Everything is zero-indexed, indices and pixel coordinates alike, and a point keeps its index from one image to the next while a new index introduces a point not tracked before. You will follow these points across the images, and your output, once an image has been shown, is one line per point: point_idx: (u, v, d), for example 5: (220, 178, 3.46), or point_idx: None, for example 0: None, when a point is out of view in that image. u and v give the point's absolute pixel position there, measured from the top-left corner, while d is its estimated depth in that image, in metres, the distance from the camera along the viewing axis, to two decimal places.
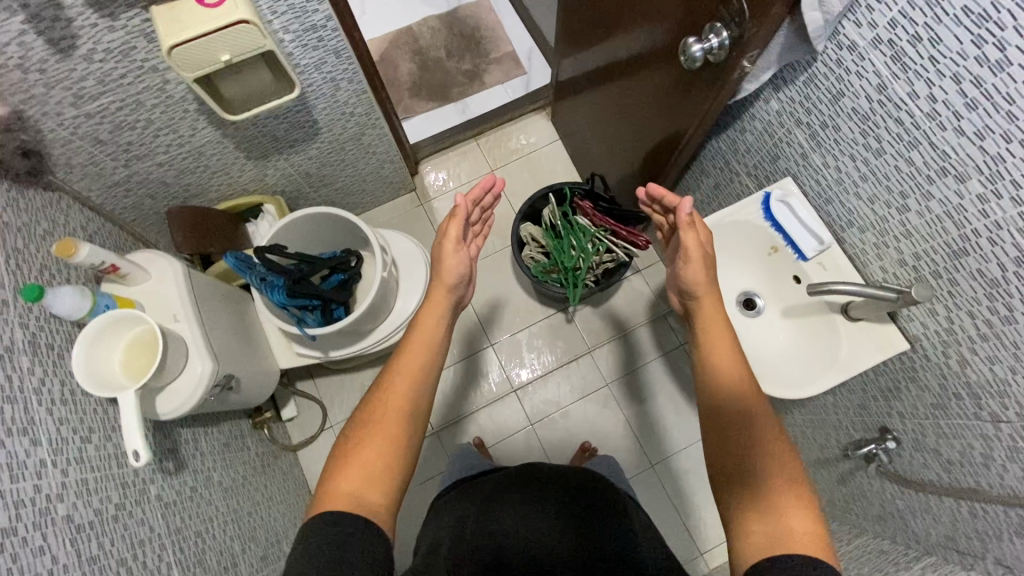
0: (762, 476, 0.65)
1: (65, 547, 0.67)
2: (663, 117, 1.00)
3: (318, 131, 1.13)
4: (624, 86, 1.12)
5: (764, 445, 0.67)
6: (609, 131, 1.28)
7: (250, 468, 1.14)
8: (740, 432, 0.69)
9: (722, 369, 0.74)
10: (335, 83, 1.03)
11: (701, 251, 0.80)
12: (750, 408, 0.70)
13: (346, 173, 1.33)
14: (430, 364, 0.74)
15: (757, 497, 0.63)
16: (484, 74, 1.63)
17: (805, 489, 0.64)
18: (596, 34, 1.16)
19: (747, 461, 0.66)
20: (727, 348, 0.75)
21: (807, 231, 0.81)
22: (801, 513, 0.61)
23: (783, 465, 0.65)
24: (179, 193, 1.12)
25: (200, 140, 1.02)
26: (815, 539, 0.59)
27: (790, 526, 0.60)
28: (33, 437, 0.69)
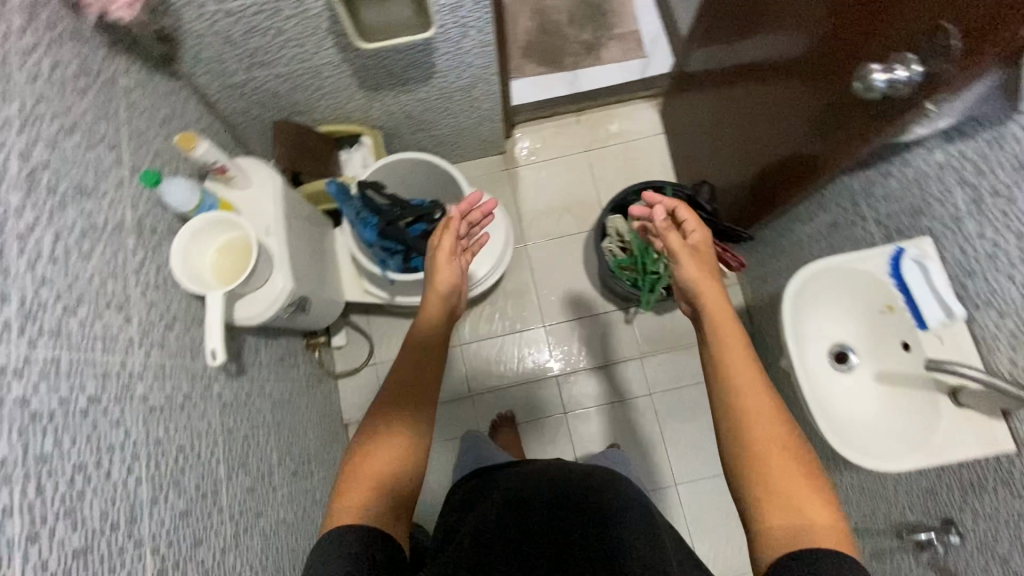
0: (780, 480, 0.61)
1: (138, 424, 0.70)
2: (797, 139, 0.93)
3: (433, 74, 1.11)
4: (758, 96, 1.04)
5: (779, 449, 0.63)
6: (725, 139, 1.21)
7: (296, 386, 1.18)
8: (766, 427, 0.64)
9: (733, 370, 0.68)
10: (465, 30, 1.00)
11: (709, 269, 0.77)
12: (755, 411, 0.65)
13: (446, 122, 1.30)
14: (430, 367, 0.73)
15: (773, 496, 0.61)
16: (602, 48, 1.56)
17: (823, 480, 0.62)
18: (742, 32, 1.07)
19: (762, 463, 0.62)
20: (740, 345, 0.69)
21: (937, 299, 0.74)
22: (820, 511, 0.59)
23: (803, 467, 0.62)
24: (288, 107, 1.12)
25: (321, 59, 1.01)
26: (837, 535, 0.58)
27: (808, 522, 0.59)
28: (125, 315, 0.72)
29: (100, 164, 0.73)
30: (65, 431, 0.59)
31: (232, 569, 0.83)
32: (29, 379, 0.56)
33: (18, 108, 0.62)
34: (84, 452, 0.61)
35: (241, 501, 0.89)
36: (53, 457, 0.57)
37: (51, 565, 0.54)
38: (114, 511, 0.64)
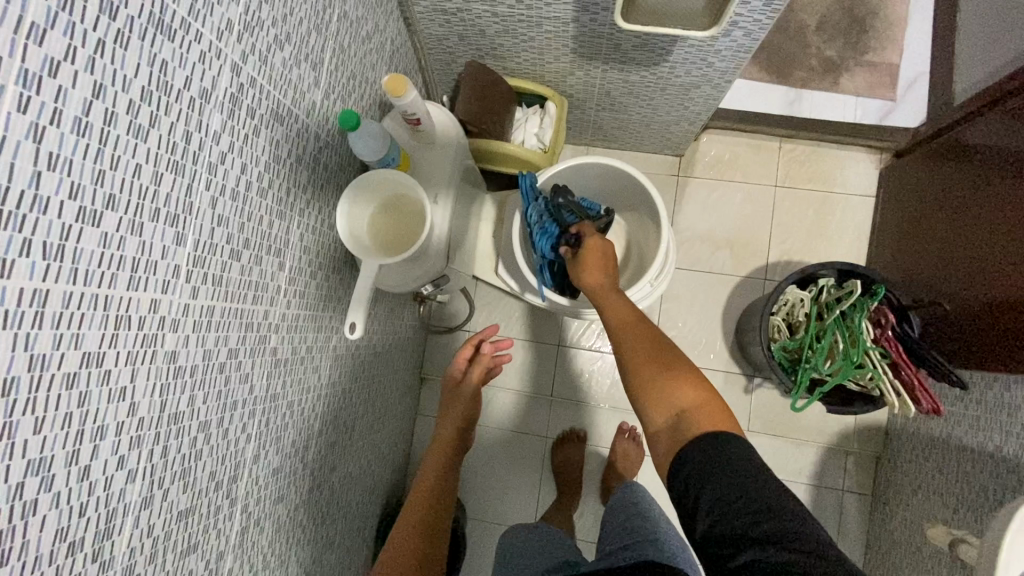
0: (655, 395, 0.62)
1: (262, 378, 0.65)
2: None
3: (661, 63, 0.93)
4: None
5: (649, 357, 0.65)
6: (968, 249, 0.98)
7: (395, 339, 1.13)
8: (639, 345, 0.67)
9: (612, 317, 0.72)
10: (728, 30, 0.81)
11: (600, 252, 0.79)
12: (630, 340, 0.68)
13: (642, 111, 1.12)
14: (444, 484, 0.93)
15: (650, 395, 0.63)
16: (842, 73, 1.29)
17: (691, 365, 0.64)
18: None
19: (637, 375, 0.65)
20: (610, 293, 0.74)
21: None
22: (686, 398, 0.61)
23: (675, 368, 0.64)
24: (487, 47, 0.98)
25: (549, 13, 0.85)
26: (704, 408, 0.60)
27: (680, 405, 0.60)
28: (281, 260, 0.65)
29: (300, 85, 0.64)
30: (200, 387, 0.54)
31: (301, 524, 0.81)
32: (184, 330, 0.51)
33: (244, 10, 0.52)
34: (210, 410, 0.57)
35: (323, 455, 0.87)
36: (184, 416, 0.53)
37: (156, 528, 0.51)
38: (221, 470, 0.60)
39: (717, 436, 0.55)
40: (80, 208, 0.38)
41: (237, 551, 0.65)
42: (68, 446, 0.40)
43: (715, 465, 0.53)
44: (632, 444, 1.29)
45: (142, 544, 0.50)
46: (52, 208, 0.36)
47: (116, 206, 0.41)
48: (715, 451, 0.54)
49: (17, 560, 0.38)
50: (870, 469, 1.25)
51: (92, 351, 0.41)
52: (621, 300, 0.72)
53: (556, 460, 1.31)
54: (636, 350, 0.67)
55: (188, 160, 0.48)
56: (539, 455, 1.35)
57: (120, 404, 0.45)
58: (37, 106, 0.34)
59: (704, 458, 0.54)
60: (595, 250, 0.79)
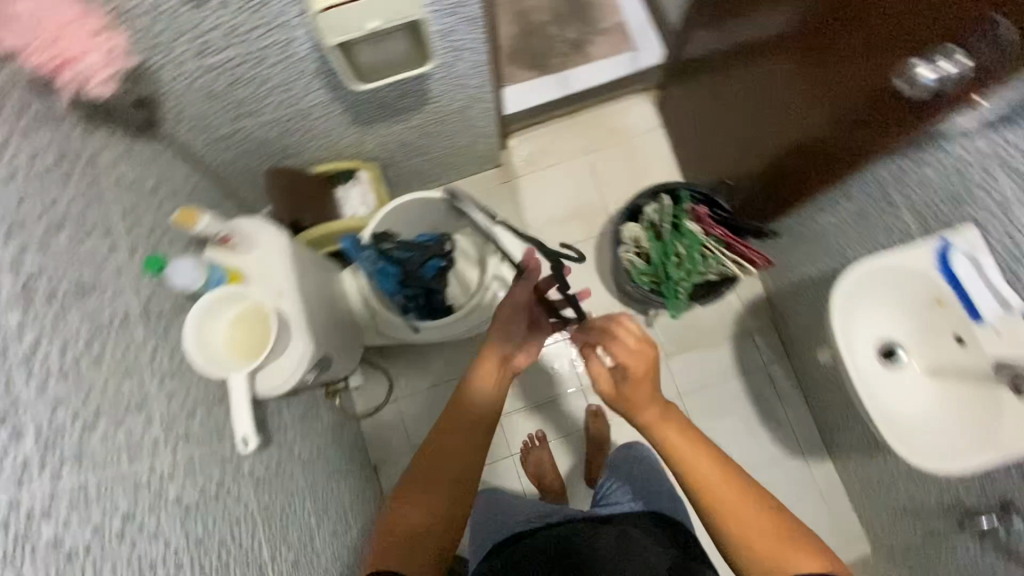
0: (761, 545, 0.70)
1: (176, 529, 0.66)
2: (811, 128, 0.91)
3: (427, 101, 1.06)
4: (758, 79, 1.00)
5: (754, 512, 0.71)
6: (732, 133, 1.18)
7: (323, 440, 1.14)
8: (740, 511, 0.71)
9: (704, 480, 0.73)
10: (458, 54, 0.95)
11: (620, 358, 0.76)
12: (716, 481, 0.72)
13: (441, 144, 1.24)
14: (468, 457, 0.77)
15: (763, 560, 0.69)
16: (589, 46, 1.50)
17: (796, 527, 0.71)
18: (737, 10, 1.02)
19: (745, 540, 0.70)
20: (678, 428, 0.75)
21: (989, 290, 0.72)
22: (794, 555, 0.69)
23: (782, 525, 0.70)
24: (278, 151, 1.06)
25: (310, 102, 0.95)
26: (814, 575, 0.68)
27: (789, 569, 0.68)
28: (146, 414, 0.67)
29: (95, 254, 0.67)
30: (104, 563, 0.55)
31: None
32: (60, 513, 0.52)
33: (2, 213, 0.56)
34: None
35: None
36: None
37: None
38: None
39: None
40: None
41: None
42: None
43: None
44: (603, 420, 1.37)
45: None
46: None
47: None
48: None
49: None
50: (776, 337, 1.40)
51: None
52: (720, 463, 0.74)
53: (529, 470, 1.35)
54: (733, 511, 0.71)
55: None
56: (513, 474, 1.38)
57: None
58: None
59: None
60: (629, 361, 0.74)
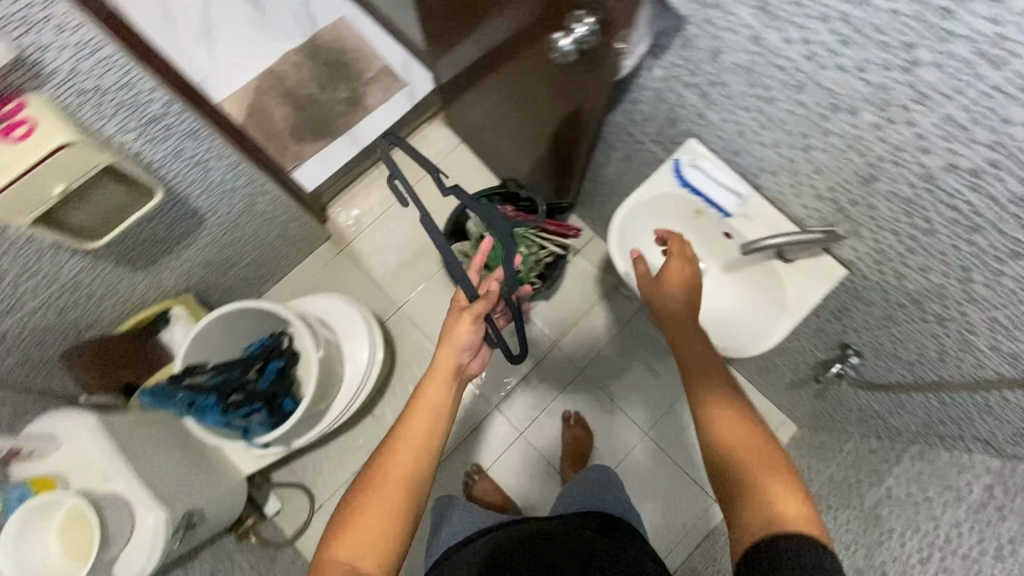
0: (762, 489, 0.60)
1: None
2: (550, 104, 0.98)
3: (202, 218, 1.04)
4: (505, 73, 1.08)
5: (745, 430, 0.65)
6: (509, 127, 1.25)
7: None
8: (751, 452, 0.63)
9: (722, 428, 0.66)
10: (203, 165, 0.94)
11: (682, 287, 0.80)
12: (722, 403, 0.68)
13: (250, 247, 1.22)
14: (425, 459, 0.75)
15: (753, 499, 0.60)
16: (364, 98, 1.52)
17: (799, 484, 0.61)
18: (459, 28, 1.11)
19: (740, 486, 0.62)
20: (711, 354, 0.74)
21: (722, 187, 0.80)
22: (777, 477, 0.61)
23: (779, 470, 0.62)
24: (69, 329, 0.99)
25: (71, 271, 0.90)
26: (804, 510, 0.58)
27: (763, 501, 0.59)
28: None
29: None
30: None
31: None
32: None
33: None
34: None
35: None
36: None
37: None
38: None
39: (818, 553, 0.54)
40: None
41: None
42: None
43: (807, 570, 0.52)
44: (580, 428, 1.38)
45: None
46: None
47: None
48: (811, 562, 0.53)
49: None
50: None
51: None
52: (743, 412, 0.67)
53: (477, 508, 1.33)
54: (731, 447, 0.64)
55: None
56: None
57: None
58: None
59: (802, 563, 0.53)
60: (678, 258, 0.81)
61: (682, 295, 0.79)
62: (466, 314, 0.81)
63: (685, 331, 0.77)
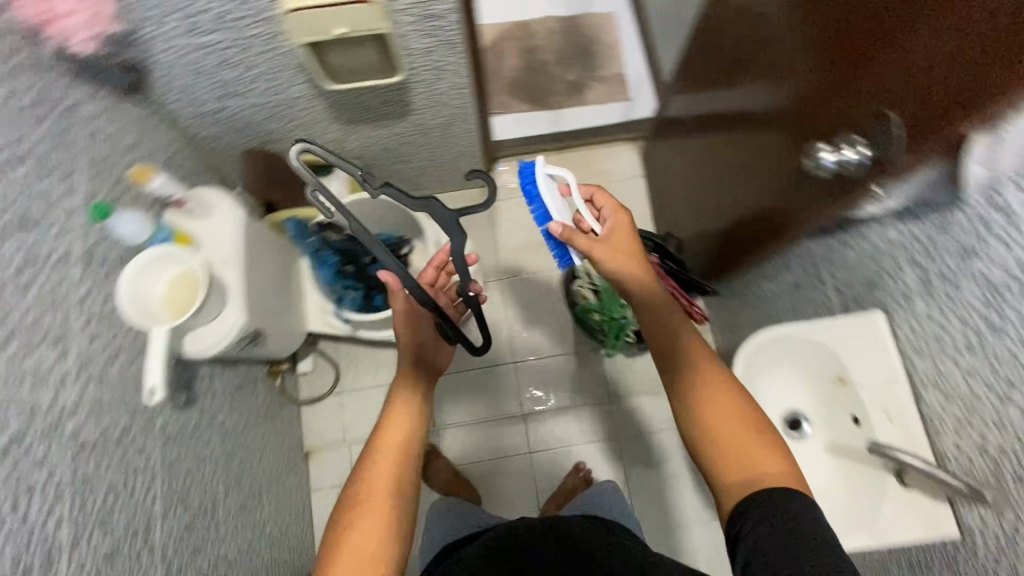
0: (744, 454, 0.69)
1: (65, 460, 0.69)
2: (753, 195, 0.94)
3: (409, 112, 1.12)
4: (720, 143, 1.05)
5: (721, 400, 0.72)
6: (698, 190, 1.22)
7: (252, 414, 1.17)
8: (730, 428, 0.70)
9: (710, 406, 0.72)
10: (439, 73, 1.01)
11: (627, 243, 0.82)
12: (711, 383, 0.73)
13: (424, 155, 1.30)
14: (404, 448, 0.73)
15: (734, 468, 0.68)
16: (587, 89, 1.56)
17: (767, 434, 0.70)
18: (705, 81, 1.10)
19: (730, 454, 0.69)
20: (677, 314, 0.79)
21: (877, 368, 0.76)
22: (754, 444, 0.69)
23: (758, 440, 0.69)
24: (262, 135, 1.12)
25: (295, 94, 1.01)
26: (785, 467, 0.67)
27: (749, 461, 0.68)
28: (63, 348, 0.71)
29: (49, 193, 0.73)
30: None
31: None
32: None
33: None
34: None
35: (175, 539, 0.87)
36: None
37: None
38: (29, 553, 0.63)
39: (790, 499, 0.62)
40: None
41: None
42: None
43: (790, 516, 0.60)
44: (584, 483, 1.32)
45: None
46: None
47: None
48: (797, 507, 0.61)
49: None
50: None
51: None
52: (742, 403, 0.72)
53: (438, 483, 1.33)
54: (722, 436, 0.70)
55: None
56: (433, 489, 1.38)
57: None
58: None
59: (782, 511, 0.61)
60: (619, 242, 0.82)
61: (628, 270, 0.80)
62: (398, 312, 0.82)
63: (661, 312, 0.79)
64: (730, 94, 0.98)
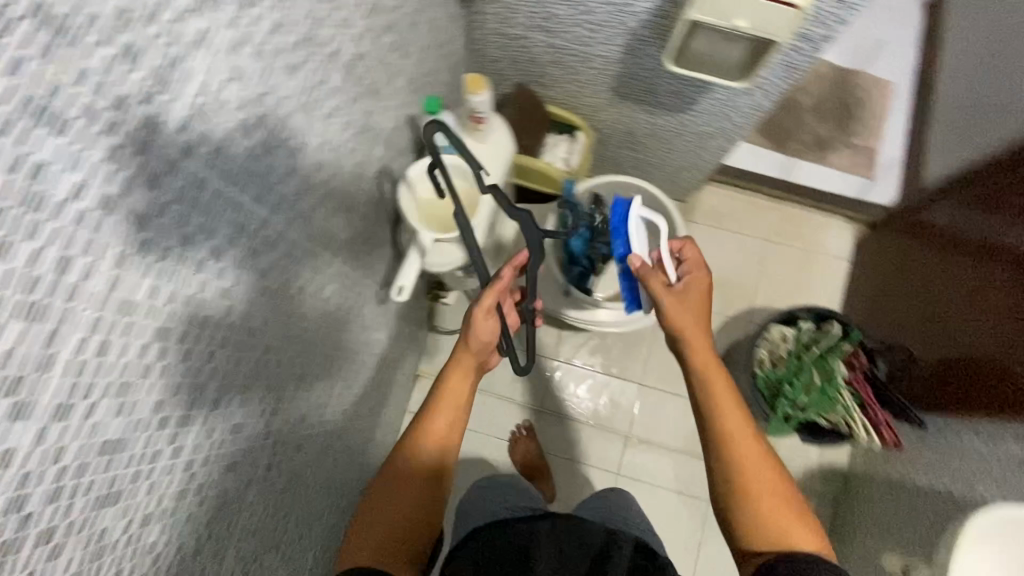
0: (773, 513, 0.66)
1: (312, 324, 0.70)
2: (990, 345, 0.91)
3: (687, 110, 1.05)
4: (973, 278, 0.98)
5: (743, 435, 0.70)
6: (912, 303, 1.14)
7: (405, 327, 1.19)
8: (763, 483, 0.68)
9: (744, 462, 0.68)
10: (752, 88, 0.94)
11: (692, 302, 0.77)
12: (722, 395, 0.72)
13: (660, 154, 1.24)
14: (454, 424, 0.76)
15: (751, 507, 0.67)
16: (831, 151, 1.45)
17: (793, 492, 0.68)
18: (976, 207, 1.04)
19: (757, 500, 0.67)
20: (700, 323, 0.76)
21: None
22: (777, 505, 0.67)
23: (766, 485, 0.68)
24: (534, 75, 1.09)
25: (600, 51, 0.97)
26: (811, 533, 0.65)
27: (781, 526, 0.66)
28: (348, 219, 0.72)
29: (391, 68, 0.73)
30: (273, 312, 0.59)
31: (304, 483, 0.81)
32: (277, 254, 0.56)
33: None
34: (274, 336, 0.61)
35: (337, 419, 0.89)
36: (256, 334, 0.57)
37: (217, 432, 0.54)
38: (269, 398, 0.64)
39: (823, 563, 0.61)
40: (241, 121, 0.45)
41: (262, 484, 0.68)
42: (185, 325, 0.45)
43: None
44: None
45: (203, 445, 0.52)
46: (225, 112, 0.43)
47: (262, 129, 0.48)
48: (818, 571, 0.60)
49: (130, 415, 0.41)
50: (832, 511, 1.31)
51: (220, 246, 0.47)
52: (762, 446, 0.70)
53: (515, 457, 1.33)
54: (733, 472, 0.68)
55: (313, 104, 0.56)
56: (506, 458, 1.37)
57: (223, 303, 0.49)
58: (237, 28, 0.42)
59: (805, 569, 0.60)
60: (696, 288, 0.78)
61: (691, 311, 0.76)
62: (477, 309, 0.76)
63: (696, 338, 0.75)
64: (1003, 233, 0.94)
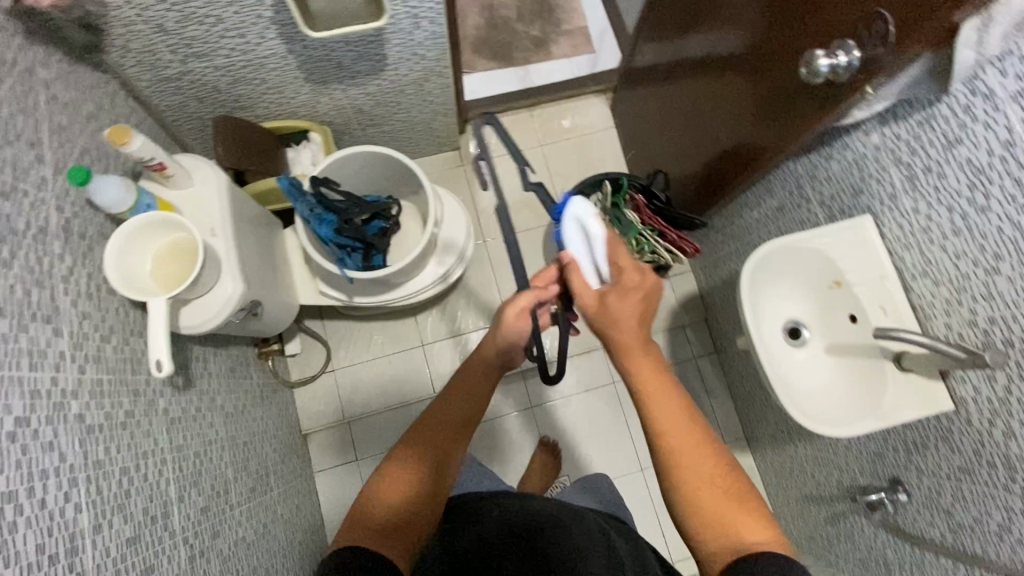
0: (718, 509, 0.61)
1: (76, 446, 0.64)
2: (724, 126, 1.02)
3: (385, 67, 1.08)
4: (691, 84, 1.10)
5: (687, 443, 0.64)
6: (666, 132, 1.26)
7: (250, 398, 1.13)
8: (709, 484, 0.62)
9: (686, 462, 0.63)
10: (416, 21, 0.98)
11: (634, 313, 0.68)
12: (671, 411, 0.66)
13: (399, 118, 1.26)
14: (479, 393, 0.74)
15: (703, 513, 0.61)
16: (551, 45, 1.57)
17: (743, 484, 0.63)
18: (669, 26, 1.16)
19: (703, 503, 0.61)
20: (638, 337, 0.68)
21: (867, 262, 0.82)
22: (728, 501, 0.61)
23: (716, 481, 0.62)
24: (228, 102, 1.06)
25: (264, 50, 0.96)
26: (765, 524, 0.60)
27: (728, 520, 0.60)
28: (55, 327, 0.65)
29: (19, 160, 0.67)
30: None
31: None
32: None
33: None
34: (13, 480, 0.55)
35: (197, 519, 0.83)
36: None
37: None
38: (55, 540, 0.58)
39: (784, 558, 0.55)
40: None
41: None
42: None
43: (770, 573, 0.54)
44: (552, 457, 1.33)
45: None
46: None
47: None
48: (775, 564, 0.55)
49: None
50: (706, 331, 1.45)
51: None
52: (705, 444, 0.64)
53: None
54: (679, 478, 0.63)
55: None
56: None
57: None
58: None
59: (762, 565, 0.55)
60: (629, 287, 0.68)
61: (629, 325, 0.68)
62: (508, 310, 0.70)
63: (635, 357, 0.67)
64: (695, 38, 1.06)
